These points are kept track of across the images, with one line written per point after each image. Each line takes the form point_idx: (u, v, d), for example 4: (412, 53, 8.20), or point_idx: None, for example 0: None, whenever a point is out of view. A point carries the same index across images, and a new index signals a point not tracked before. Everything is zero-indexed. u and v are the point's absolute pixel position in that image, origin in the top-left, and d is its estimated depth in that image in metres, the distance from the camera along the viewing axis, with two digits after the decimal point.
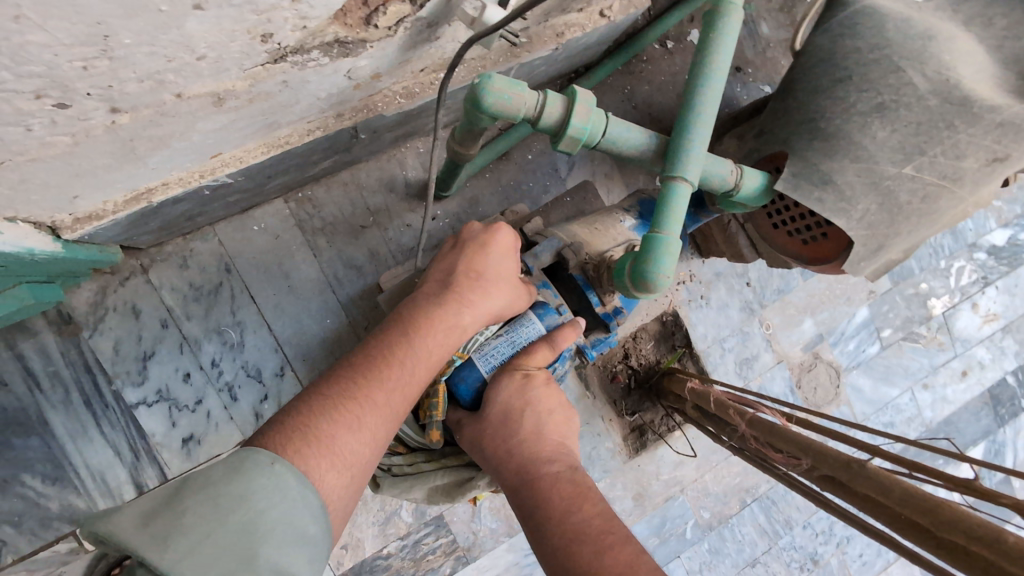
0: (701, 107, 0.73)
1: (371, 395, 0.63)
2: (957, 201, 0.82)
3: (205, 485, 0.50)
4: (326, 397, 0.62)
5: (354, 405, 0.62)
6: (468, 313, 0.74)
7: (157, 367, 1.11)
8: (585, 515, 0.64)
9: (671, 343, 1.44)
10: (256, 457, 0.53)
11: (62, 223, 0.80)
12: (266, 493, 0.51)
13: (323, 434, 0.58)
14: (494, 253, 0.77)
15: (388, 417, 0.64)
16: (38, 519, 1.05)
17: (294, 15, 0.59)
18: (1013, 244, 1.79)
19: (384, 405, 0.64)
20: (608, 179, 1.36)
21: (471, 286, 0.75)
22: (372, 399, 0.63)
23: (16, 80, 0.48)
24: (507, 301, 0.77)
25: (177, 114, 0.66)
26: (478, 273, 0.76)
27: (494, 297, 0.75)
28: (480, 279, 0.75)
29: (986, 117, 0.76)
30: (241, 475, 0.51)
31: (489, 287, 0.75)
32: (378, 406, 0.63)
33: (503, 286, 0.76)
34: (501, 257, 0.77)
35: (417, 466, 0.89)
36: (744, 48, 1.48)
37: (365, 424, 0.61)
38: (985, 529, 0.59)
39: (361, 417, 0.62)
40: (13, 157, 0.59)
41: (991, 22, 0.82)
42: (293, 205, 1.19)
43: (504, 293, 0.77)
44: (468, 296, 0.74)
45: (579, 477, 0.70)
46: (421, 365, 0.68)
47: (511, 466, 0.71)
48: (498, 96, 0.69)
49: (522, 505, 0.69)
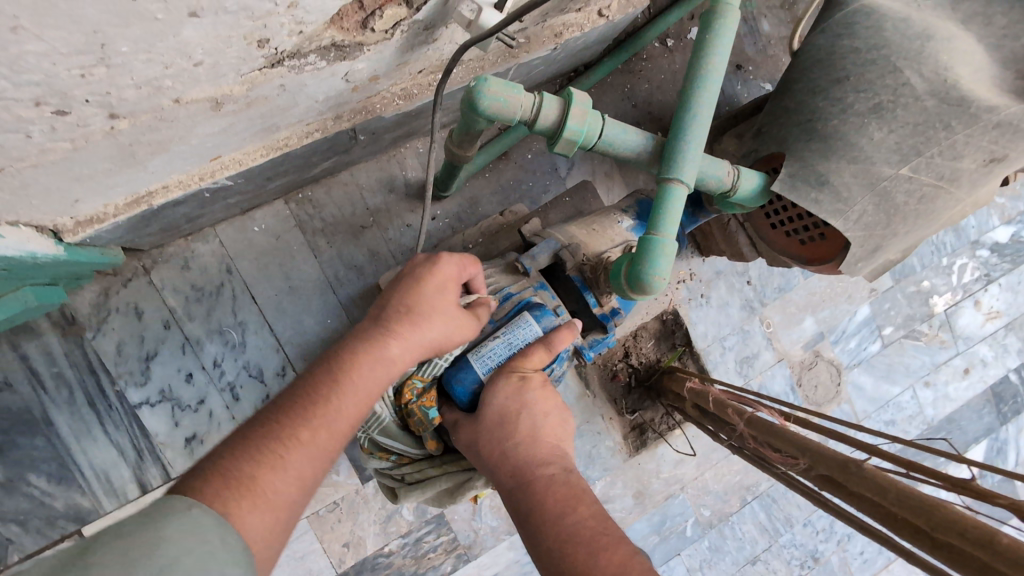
0: (697, 109, 0.73)
1: (297, 435, 0.59)
2: (954, 201, 0.82)
3: (116, 533, 0.43)
4: (248, 440, 0.58)
5: (277, 447, 0.58)
6: (405, 343, 0.69)
7: (159, 367, 1.12)
8: (579, 517, 0.65)
9: (671, 341, 1.46)
10: (173, 504, 0.47)
11: (63, 226, 0.81)
12: (184, 537, 0.45)
13: (243, 479, 0.54)
14: (433, 279, 0.73)
15: (317, 457, 0.60)
16: (44, 517, 1.06)
17: (290, 20, 0.59)
18: (1016, 241, 1.78)
19: (312, 444, 0.60)
20: (608, 178, 1.36)
21: (408, 315, 0.70)
22: (297, 438, 0.59)
23: (15, 89, 0.49)
24: (450, 328, 0.73)
25: (175, 119, 0.67)
26: (415, 302, 0.71)
27: (433, 325, 0.71)
28: (418, 308, 0.71)
29: (983, 117, 0.75)
30: (157, 520, 0.45)
31: (427, 315, 0.71)
32: (307, 445, 0.59)
33: (446, 312, 0.73)
34: (442, 283, 0.73)
35: (422, 473, 0.89)
36: (745, 46, 1.47)
37: (291, 464, 0.57)
38: (980, 530, 0.59)
39: (289, 458, 0.58)
40: (13, 163, 0.60)
41: (991, 21, 0.82)
42: (294, 205, 1.20)
43: (446, 321, 0.73)
44: (404, 326, 0.70)
45: (573, 479, 0.71)
46: (357, 397, 0.64)
47: (506, 468, 0.72)
48: (494, 99, 0.70)
49: (517, 508, 0.69)
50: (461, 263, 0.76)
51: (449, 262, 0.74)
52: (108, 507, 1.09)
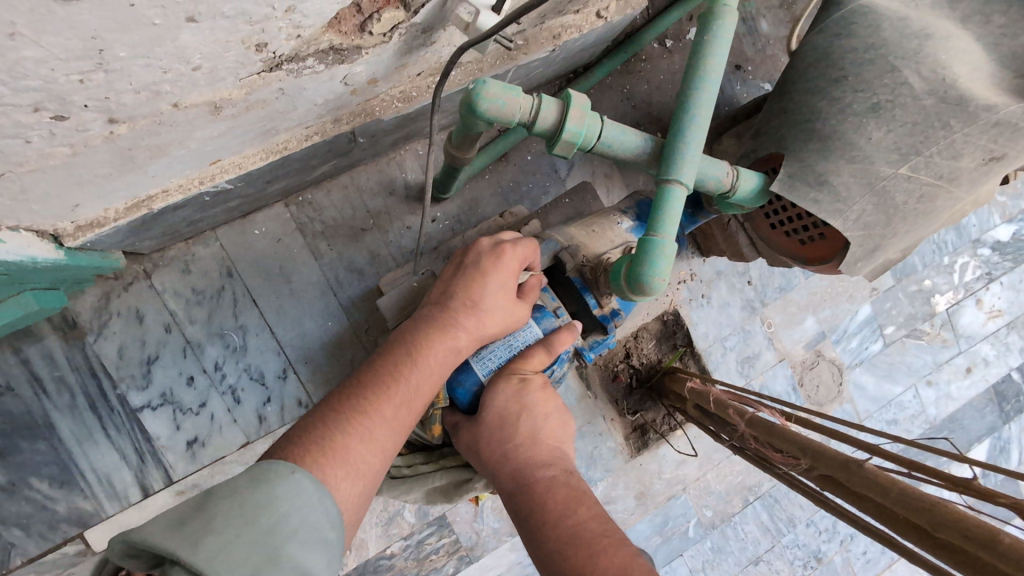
0: (696, 110, 0.73)
1: (380, 412, 0.63)
2: (954, 201, 0.82)
3: (231, 492, 0.51)
4: (335, 413, 0.61)
5: (363, 422, 0.61)
6: (472, 330, 0.72)
7: (161, 371, 1.12)
8: (579, 519, 0.65)
9: (672, 342, 1.44)
10: (278, 467, 0.54)
11: (63, 230, 0.81)
12: (289, 499, 0.52)
13: (336, 450, 0.58)
14: (500, 266, 0.75)
15: (397, 432, 0.64)
16: (46, 521, 1.07)
17: (287, 25, 0.59)
18: (1017, 239, 1.78)
19: (393, 420, 0.63)
20: (608, 179, 1.36)
21: (476, 301, 0.73)
22: (380, 415, 0.62)
23: (14, 94, 0.49)
24: (513, 316, 0.76)
25: (174, 123, 0.67)
26: (483, 289, 0.73)
27: (499, 312, 0.74)
28: (487, 294, 0.73)
29: (982, 116, 0.75)
30: (264, 483, 0.52)
31: (493, 303, 0.74)
32: (389, 420, 0.63)
33: (511, 300, 0.75)
34: (509, 270, 0.75)
35: (414, 469, 0.90)
36: (744, 46, 1.47)
37: (376, 438, 0.61)
38: (982, 530, 0.59)
39: (373, 432, 0.61)
40: (12, 168, 0.60)
41: (989, 20, 0.82)
42: (294, 208, 1.20)
43: (509, 309, 0.75)
44: (473, 312, 0.72)
45: (574, 480, 0.71)
46: (430, 378, 0.68)
47: (507, 470, 0.72)
48: (493, 102, 0.70)
49: (518, 509, 0.69)
50: (524, 249, 0.78)
51: (512, 251, 0.76)
52: (110, 511, 1.09)
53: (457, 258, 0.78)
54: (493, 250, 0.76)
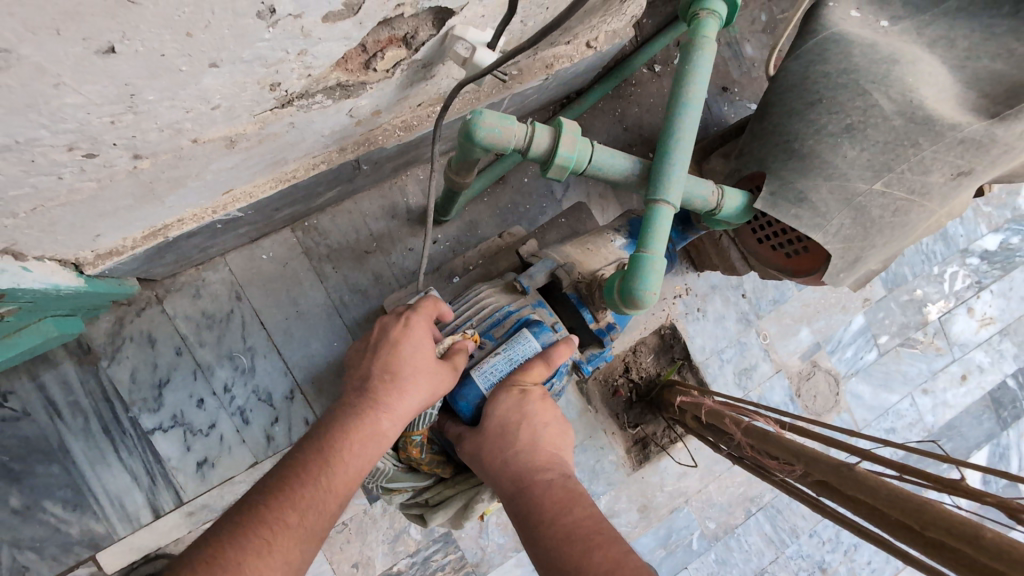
0: (679, 134, 0.78)
1: (287, 519, 0.63)
2: (928, 214, 0.86)
3: None
4: (237, 528, 0.62)
5: (264, 533, 0.62)
6: (389, 415, 0.72)
7: (172, 394, 1.16)
8: (575, 517, 0.68)
9: (670, 355, 1.48)
10: None
11: (84, 259, 0.86)
12: None
13: (230, 570, 0.58)
14: (412, 342, 0.76)
15: (307, 537, 0.64)
16: (59, 544, 1.09)
17: (300, 66, 0.64)
18: (1005, 248, 1.82)
19: (300, 526, 0.64)
20: (602, 199, 1.41)
21: (391, 381, 0.73)
22: (285, 523, 0.63)
23: (53, 136, 0.54)
24: (435, 390, 0.75)
25: (193, 157, 0.72)
26: (395, 371, 0.74)
27: (418, 389, 0.73)
28: (402, 371, 0.74)
29: (948, 135, 0.80)
30: None
31: (410, 379, 0.73)
32: (296, 526, 0.64)
33: (429, 372, 0.75)
34: (420, 342, 0.76)
35: (441, 495, 0.92)
36: (730, 69, 1.54)
37: (278, 550, 0.61)
38: (964, 527, 0.61)
39: (277, 543, 0.62)
40: (44, 202, 0.65)
41: (954, 44, 0.88)
42: (300, 233, 1.25)
43: (430, 379, 0.75)
44: (389, 394, 0.73)
45: (571, 484, 0.74)
46: (344, 472, 0.68)
47: (506, 475, 0.75)
48: (489, 130, 0.75)
49: (518, 513, 0.72)
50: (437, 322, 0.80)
51: (419, 320, 0.79)
52: (121, 533, 1.12)
53: (370, 338, 0.80)
54: (400, 329, 0.77)
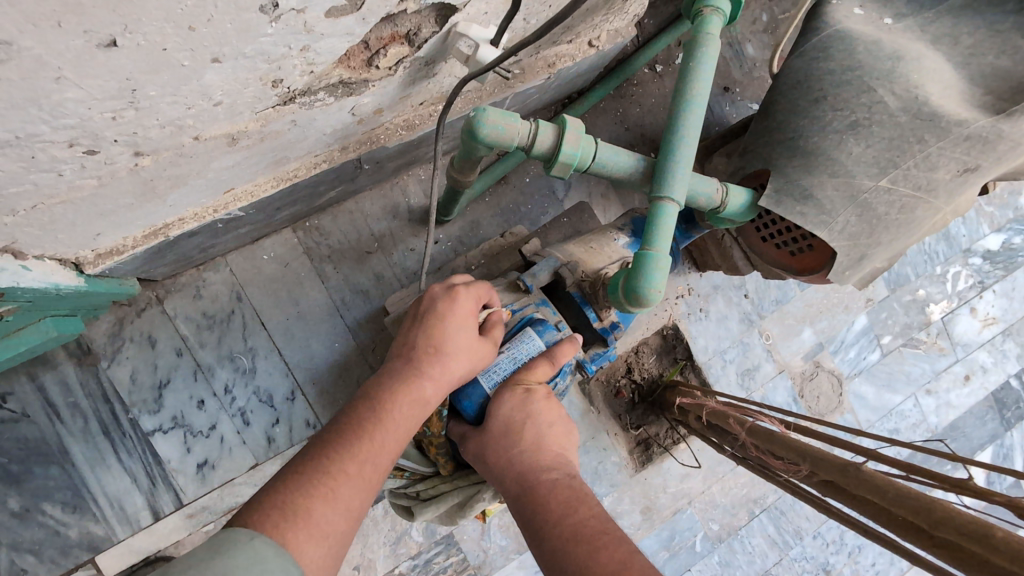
0: (684, 131, 0.77)
1: (345, 469, 0.62)
2: (933, 211, 0.85)
3: (189, 568, 0.47)
4: (296, 478, 0.59)
5: (327, 481, 0.60)
6: (437, 379, 0.72)
7: (172, 396, 1.15)
8: (580, 517, 0.67)
9: (672, 356, 1.46)
10: (235, 535, 0.51)
11: (84, 259, 0.85)
12: (252, 569, 0.49)
13: (294, 515, 0.56)
14: (457, 312, 0.76)
15: (364, 490, 0.62)
16: (58, 546, 1.08)
17: (302, 62, 0.64)
18: (1008, 248, 1.82)
19: (360, 477, 0.62)
20: (604, 198, 1.40)
21: (441, 347, 0.74)
22: (345, 473, 0.61)
23: (54, 132, 0.53)
24: (478, 362, 0.77)
25: (194, 155, 0.71)
26: (444, 339, 0.74)
27: (465, 359, 0.75)
28: (451, 338, 0.75)
29: (954, 131, 0.80)
30: (223, 554, 0.49)
31: (458, 348, 0.75)
32: (354, 478, 0.62)
33: (475, 344, 0.76)
34: (464, 313, 0.77)
35: (436, 489, 0.93)
36: (731, 69, 1.53)
37: (340, 498, 0.60)
38: (974, 526, 0.61)
39: (337, 493, 0.60)
40: (44, 200, 0.64)
41: (958, 41, 0.88)
42: (301, 233, 1.24)
43: (472, 353, 0.76)
44: (438, 359, 0.73)
45: (577, 483, 0.73)
46: (396, 432, 0.67)
47: (511, 475, 0.74)
48: (493, 127, 0.74)
49: (523, 512, 0.71)
50: (478, 294, 0.81)
51: (465, 291, 0.79)
52: (121, 535, 1.11)
53: (411, 311, 0.79)
54: (444, 299, 0.77)
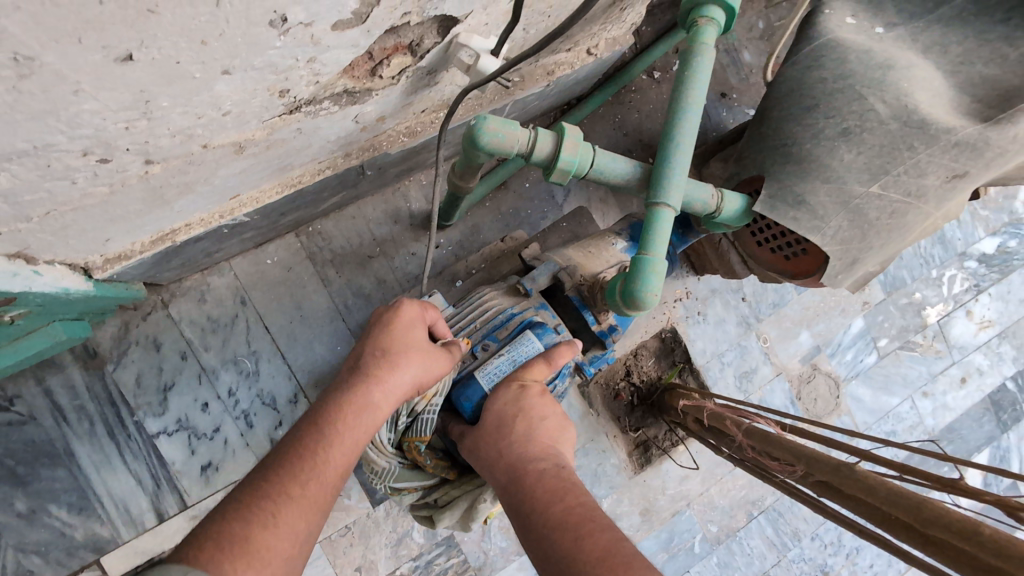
0: (679, 138, 0.79)
1: (288, 491, 0.64)
2: (923, 216, 0.88)
3: None
4: (241, 504, 0.62)
5: (269, 506, 0.62)
6: (384, 387, 0.73)
7: (176, 398, 1.16)
8: (565, 506, 0.69)
9: (671, 359, 1.48)
10: (170, 570, 0.51)
11: (93, 264, 0.87)
12: None
13: (236, 542, 0.58)
14: (401, 319, 0.77)
15: (310, 508, 0.64)
16: (64, 548, 1.10)
17: (308, 73, 0.66)
18: (1003, 251, 1.83)
19: (303, 497, 0.64)
20: (603, 203, 1.42)
21: (383, 357, 0.75)
22: (288, 495, 0.63)
23: (70, 141, 0.55)
24: (427, 364, 0.76)
25: (202, 163, 0.73)
26: (389, 346, 0.75)
27: (410, 364, 0.75)
28: (394, 347, 0.75)
29: (943, 138, 0.82)
30: None
31: (402, 354, 0.75)
32: (297, 498, 0.64)
33: (420, 349, 0.76)
34: (408, 320, 0.78)
35: (448, 495, 0.92)
36: (728, 75, 1.56)
37: (282, 521, 0.61)
38: (962, 523, 0.62)
39: (280, 515, 0.62)
40: (57, 207, 0.66)
41: (947, 50, 0.90)
42: (304, 238, 1.26)
43: (422, 356, 0.76)
44: (381, 368, 0.74)
45: (565, 474, 0.74)
46: (342, 446, 0.69)
47: (501, 464, 0.76)
48: (493, 135, 0.76)
49: (512, 502, 0.73)
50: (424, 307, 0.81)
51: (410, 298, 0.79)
52: (126, 537, 1.13)
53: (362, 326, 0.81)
54: (390, 310, 0.79)
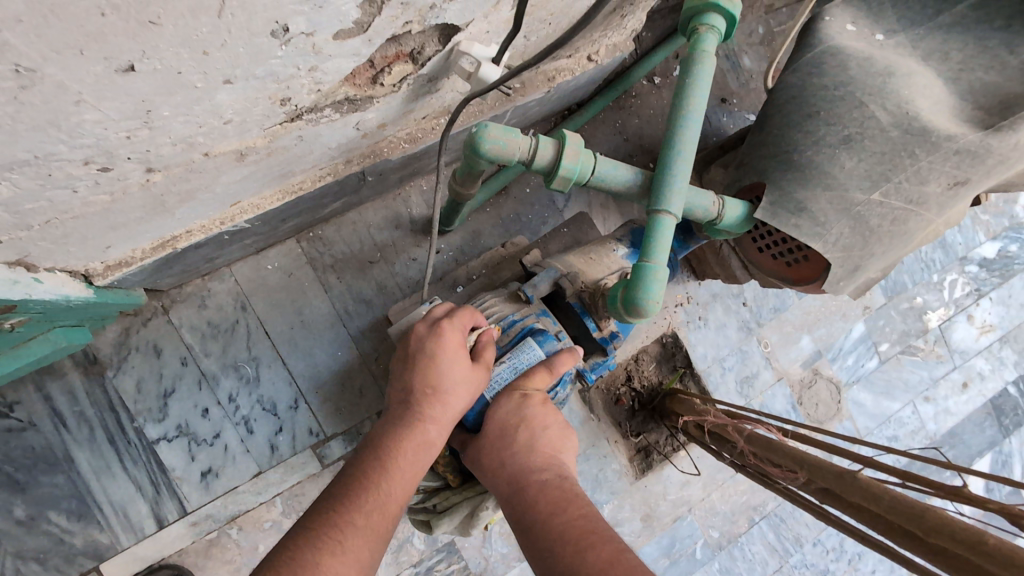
0: (681, 146, 0.79)
1: (352, 521, 0.65)
2: (924, 223, 0.88)
3: None
4: (306, 533, 0.63)
5: (334, 539, 0.63)
6: (438, 419, 0.74)
7: (177, 404, 1.16)
8: (568, 518, 0.68)
9: (672, 364, 1.47)
10: None
11: (93, 271, 0.87)
12: None
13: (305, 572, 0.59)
14: (448, 345, 0.76)
15: (371, 539, 0.65)
16: (63, 554, 1.10)
17: (310, 81, 0.66)
18: (1004, 256, 1.83)
19: (365, 528, 0.65)
20: (603, 208, 1.42)
21: (435, 392, 0.74)
22: (352, 526, 0.64)
23: (71, 151, 0.55)
24: (475, 397, 0.77)
25: (203, 170, 0.73)
26: (440, 374, 0.75)
27: (460, 394, 0.75)
28: (445, 382, 0.75)
29: (944, 146, 0.82)
30: None
31: (453, 390, 0.75)
32: (361, 529, 0.65)
33: (468, 381, 0.76)
34: (456, 345, 0.77)
35: (448, 501, 0.92)
36: (728, 80, 1.56)
37: (348, 551, 0.63)
38: (967, 532, 0.62)
39: (345, 546, 0.63)
40: (58, 216, 0.66)
41: (948, 57, 0.90)
42: (305, 243, 1.26)
43: (470, 386, 0.76)
44: (433, 402, 0.74)
45: (568, 485, 0.74)
46: (399, 477, 0.70)
47: (502, 475, 0.76)
48: (494, 143, 0.77)
49: (513, 513, 0.73)
50: (467, 323, 0.80)
51: (452, 323, 0.78)
52: (125, 543, 1.12)
53: (404, 349, 0.80)
54: (434, 335, 0.77)
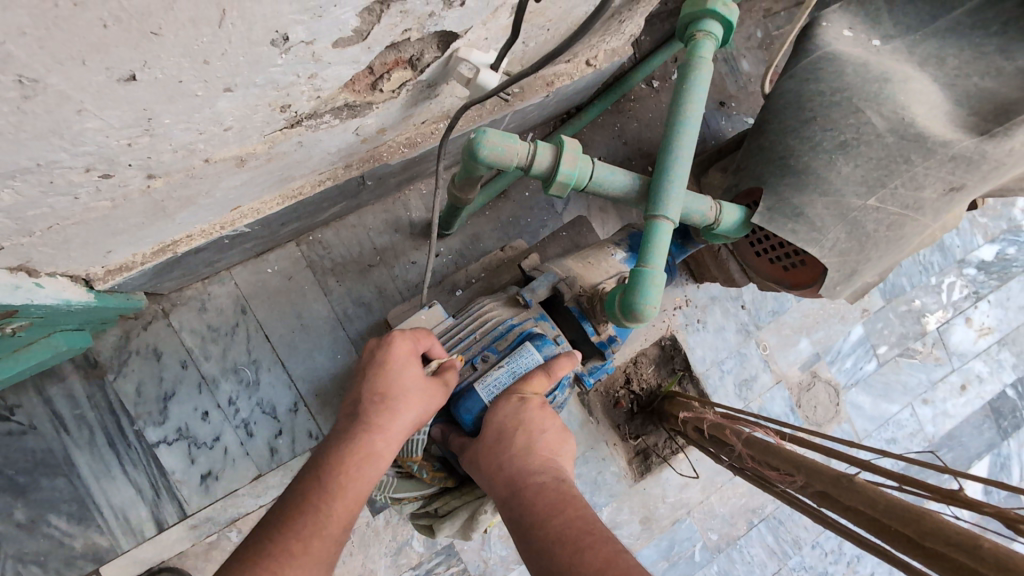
0: (678, 152, 0.80)
1: (292, 547, 0.64)
2: (920, 228, 0.89)
3: None
4: (243, 563, 0.62)
5: (272, 565, 0.62)
6: (386, 433, 0.74)
7: (177, 407, 1.17)
8: (566, 519, 0.69)
9: (671, 366, 1.49)
10: None
11: (94, 275, 0.87)
12: None
13: None
14: (396, 357, 0.78)
15: (313, 564, 0.64)
16: (63, 557, 1.10)
17: (309, 88, 0.66)
18: (1002, 258, 1.84)
19: (306, 553, 0.64)
20: (602, 211, 1.42)
21: (382, 403, 0.75)
22: (290, 552, 0.63)
23: (73, 158, 0.56)
24: (426, 407, 0.78)
25: (204, 176, 0.73)
26: (388, 387, 0.76)
27: (410, 405, 0.76)
28: (392, 391, 0.76)
29: (939, 151, 0.82)
30: None
31: (402, 398, 0.76)
32: (300, 554, 0.64)
33: (417, 392, 0.77)
34: (404, 357, 0.78)
35: (449, 505, 0.92)
36: (727, 84, 1.56)
37: None
38: (964, 536, 0.62)
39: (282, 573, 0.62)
40: (59, 221, 0.66)
41: (944, 62, 0.91)
42: (305, 247, 1.26)
43: (421, 397, 0.77)
44: (382, 416, 0.74)
45: (565, 487, 0.74)
46: (344, 497, 0.69)
47: (500, 478, 0.76)
48: (492, 149, 0.77)
49: (511, 515, 0.73)
50: (417, 335, 0.81)
51: (402, 336, 0.80)
52: (125, 546, 1.13)
53: (355, 366, 0.81)
54: (382, 348, 0.79)
